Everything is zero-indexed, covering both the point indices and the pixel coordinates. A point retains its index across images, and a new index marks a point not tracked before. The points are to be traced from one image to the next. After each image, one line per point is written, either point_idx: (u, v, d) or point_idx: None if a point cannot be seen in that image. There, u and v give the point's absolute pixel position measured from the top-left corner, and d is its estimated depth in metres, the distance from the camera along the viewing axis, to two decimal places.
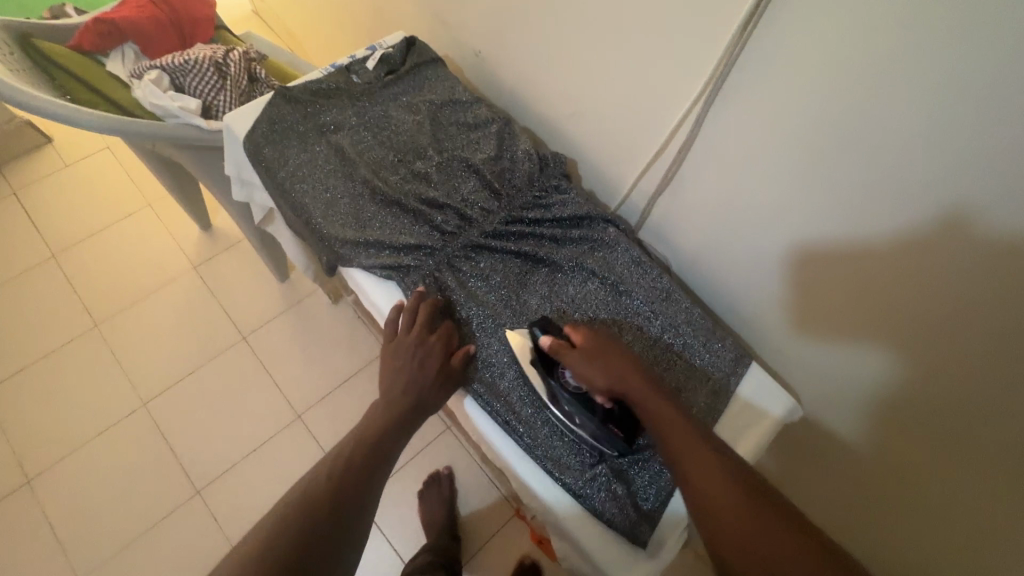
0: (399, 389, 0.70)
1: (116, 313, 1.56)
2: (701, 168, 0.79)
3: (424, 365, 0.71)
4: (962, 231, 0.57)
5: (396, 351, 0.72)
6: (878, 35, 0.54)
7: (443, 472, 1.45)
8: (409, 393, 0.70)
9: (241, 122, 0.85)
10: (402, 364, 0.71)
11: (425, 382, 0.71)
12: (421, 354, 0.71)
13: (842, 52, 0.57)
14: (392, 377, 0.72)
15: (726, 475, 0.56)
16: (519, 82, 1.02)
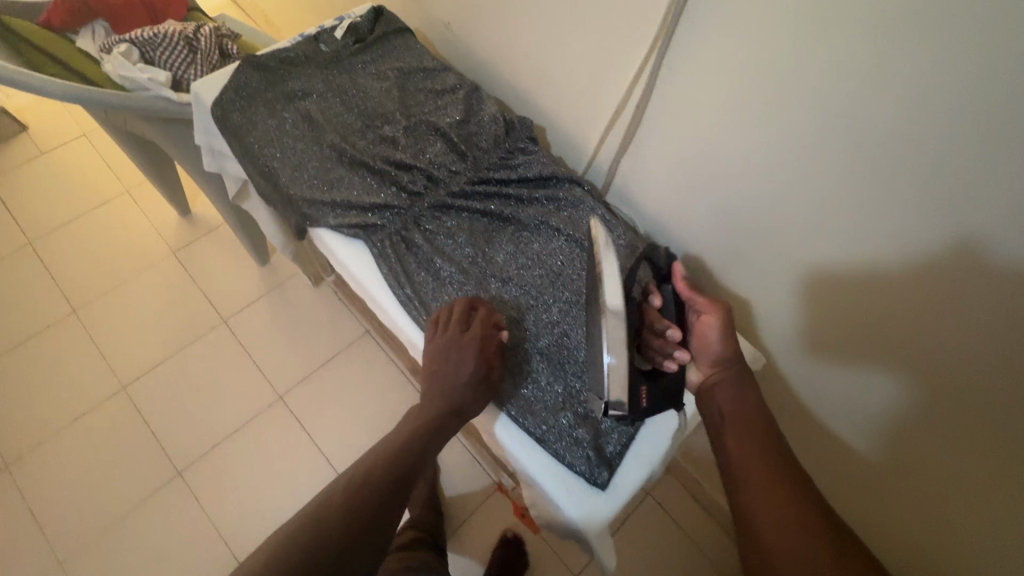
0: (436, 391, 0.70)
1: (95, 299, 1.56)
2: (661, 125, 0.82)
3: (459, 368, 0.69)
4: (900, 165, 0.59)
5: (433, 349, 0.71)
6: None
7: None
8: (444, 396, 0.70)
9: (209, 90, 0.86)
10: (439, 364, 0.70)
11: (460, 385, 0.69)
12: (457, 357, 0.69)
13: None
14: (431, 378, 0.71)
15: (771, 461, 0.60)
16: (488, 52, 1.03)
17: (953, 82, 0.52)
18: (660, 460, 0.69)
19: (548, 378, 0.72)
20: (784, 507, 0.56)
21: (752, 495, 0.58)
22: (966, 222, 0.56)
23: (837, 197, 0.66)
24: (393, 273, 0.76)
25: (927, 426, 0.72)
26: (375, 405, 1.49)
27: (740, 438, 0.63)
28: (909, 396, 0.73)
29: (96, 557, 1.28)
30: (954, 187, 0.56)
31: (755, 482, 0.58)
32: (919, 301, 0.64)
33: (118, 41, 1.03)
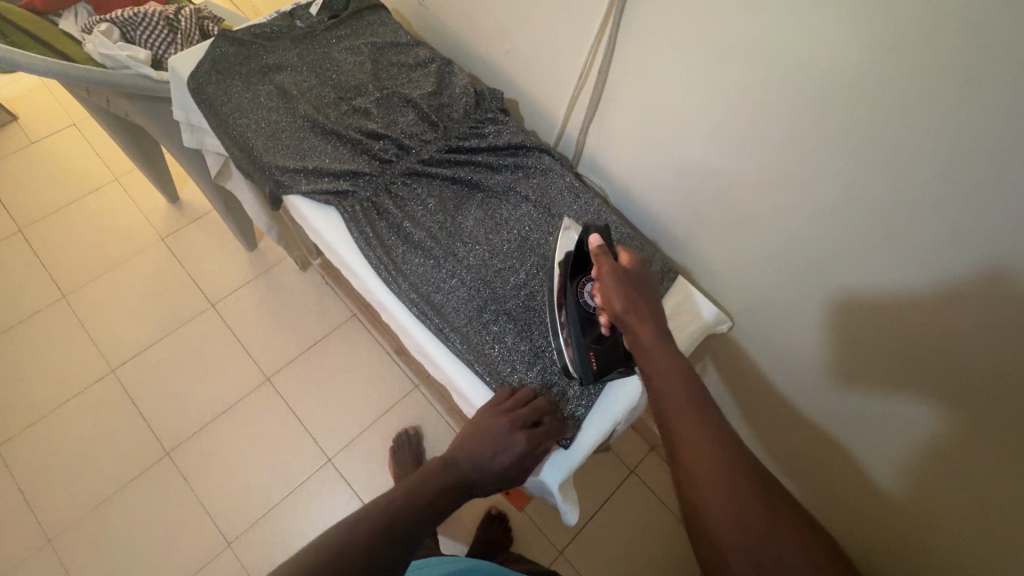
0: (467, 453, 0.63)
1: (85, 285, 1.58)
2: (626, 89, 0.84)
3: (502, 447, 0.64)
4: (844, 113, 0.61)
5: (486, 416, 0.66)
6: None
7: (411, 431, 1.43)
8: (472, 461, 0.62)
9: (186, 65, 0.88)
10: (487, 432, 0.65)
11: (494, 467, 0.63)
12: (506, 437, 0.64)
13: None
14: (470, 441, 0.64)
15: (722, 451, 0.51)
16: (462, 29, 1.05)
17: (889, 27, 0.53)
18: (621, 415, 0.71)
19: (514, 337, 0.74)
20: (740, 492, 0.48)
21: (707, 482, 0.48)
22: (904, 164, 0.58)
23: (787, 152, 0.68)
24: (363, 236, 0.77)
25: (881, 373, 0.75)
26: (361, 385, 1.52)
27: (683, 409, 0.53)
28: (864, 347, 0.75)
29: (87, 535, 1.30)
30: (889, 131, 0.58)
31: (710, 474, 0.49)
32: (879, 250, 0.66)
33: (99, 21, 1.05)
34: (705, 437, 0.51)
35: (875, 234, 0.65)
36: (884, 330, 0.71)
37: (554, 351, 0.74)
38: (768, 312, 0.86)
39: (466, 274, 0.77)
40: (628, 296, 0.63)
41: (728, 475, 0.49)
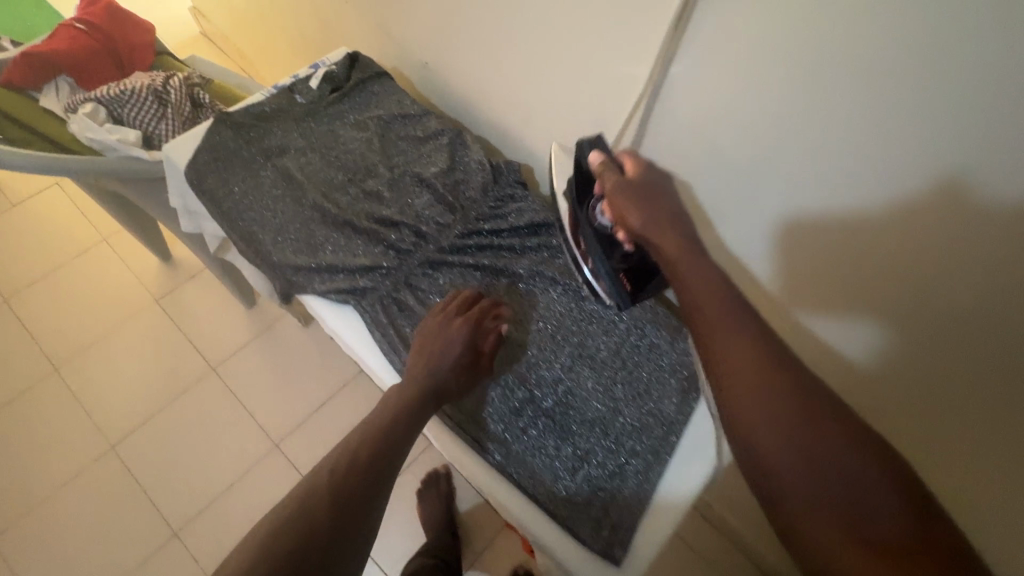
0: (424, 364, 0.68)
1: (77, 356, 1.50)
2: (652, 166, 0.78)
3: (449, 344, 0.69)
4: (893, 209, 0.57)
5: (425, 328, 0.71)
6: (812, 22, 0.52)
7: (439, 472, 1.39)
8: (432, 372, 0.67)
9: (181, 152, 0.83)
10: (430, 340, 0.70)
11: (452, 364, 0.69)
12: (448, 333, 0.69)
13: (776, 42, 0.56)
14: (418, 356, 0.69)
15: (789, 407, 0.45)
16: (469, 90, 1.00)
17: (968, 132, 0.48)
18: (676, 531, 0.66)
19: (555, 441, 0.70)
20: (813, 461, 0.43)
21: (740, 386, 0.47)
22: (989, 268, 0.53)
23: (833, 240, 0.64)
24: (386, 338, 0.72)
25: (952, 470, 0.69)
26: None
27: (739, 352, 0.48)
28: (927, 437, 0.70)
29: None
30: (947, 232, 0.54)
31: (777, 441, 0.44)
32: (954, 345, 0.60)
33: (83, 100, 0.99)
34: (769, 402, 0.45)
35: (951, 333, 0.59)
36: (958, 422, 0.65)
37: (599, 453, 0.69)
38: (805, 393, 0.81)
39: (498, 372, 0.72)
40: (650, 205, 0.61)
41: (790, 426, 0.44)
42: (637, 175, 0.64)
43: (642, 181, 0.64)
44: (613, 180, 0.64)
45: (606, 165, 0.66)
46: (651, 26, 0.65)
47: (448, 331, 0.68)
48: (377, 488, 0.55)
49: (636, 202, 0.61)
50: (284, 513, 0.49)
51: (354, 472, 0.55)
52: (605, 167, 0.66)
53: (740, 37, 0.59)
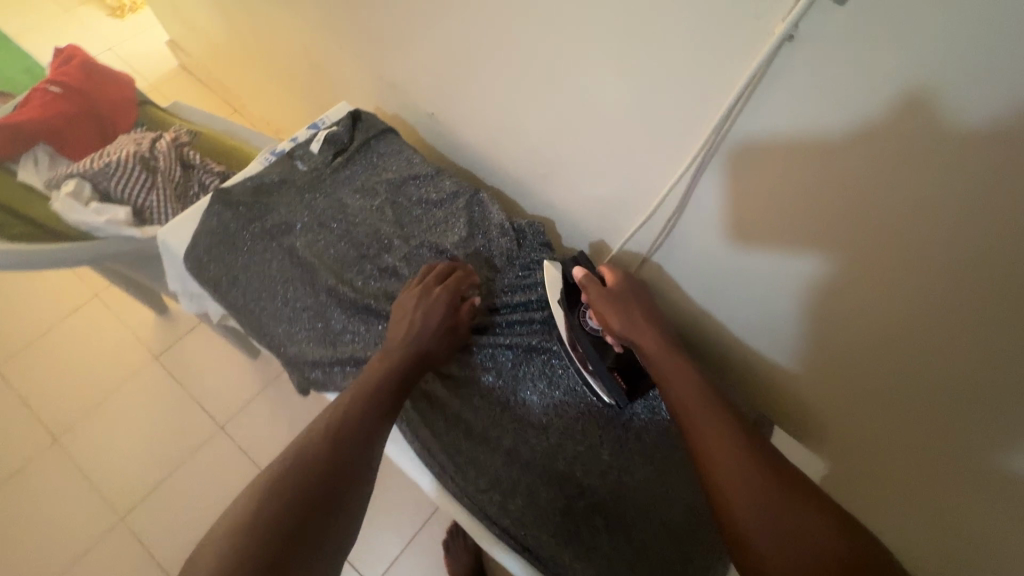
0: (407, 333, 0.66)
1: (77, 422, 1.43)
2: (690, 239, 0.72)
3: (431, 313, 0.68)
4: (956, 305, 0.52)
5: (406, 298, 0.69)
6: (907, 112, 0.45)
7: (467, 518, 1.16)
8: (415, 339, 0.66)
9: (180, 238, 0.77)
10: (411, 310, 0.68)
11: (434, 332, 0.68)
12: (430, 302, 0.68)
13: (859, 127, 0.48)
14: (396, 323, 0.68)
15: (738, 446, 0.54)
16: (481, 142, 0.94)
17: None
18: None
19: (611, 541, 0.63)
20: (769, 498, 0.49)
21: (705, 446, 0.55)
22: None
23: (885, 327, 0.59)
24: (417, 433, 0.68)
25: None
26: None
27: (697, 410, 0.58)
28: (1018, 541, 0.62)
29: None
30: (1017, 335, 0.49)
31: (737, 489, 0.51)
32: None
33: (66, 175, 0.93)
34: (728, 450, 0.53)
35: None
36: None
37: (660, 550, 0.63)
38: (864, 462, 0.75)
39: (541, 465, 0.66)
40: (630, 315, 0.66)
41: (745, 470, 0.52)
42: (618, 287, 0.69)
43: (623, 294, 0.68)
44: (596, 292, 0.68)
45: (590, 277, 0.70)
46: (688, 101, 0.59)
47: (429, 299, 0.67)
48: (365, 458, 0.54)
49: (618, 311, 0.67)
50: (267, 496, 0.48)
51: (339, 453, 0.53)
52: (589, 280, 0.70)
53: (793, 121, 0.52)
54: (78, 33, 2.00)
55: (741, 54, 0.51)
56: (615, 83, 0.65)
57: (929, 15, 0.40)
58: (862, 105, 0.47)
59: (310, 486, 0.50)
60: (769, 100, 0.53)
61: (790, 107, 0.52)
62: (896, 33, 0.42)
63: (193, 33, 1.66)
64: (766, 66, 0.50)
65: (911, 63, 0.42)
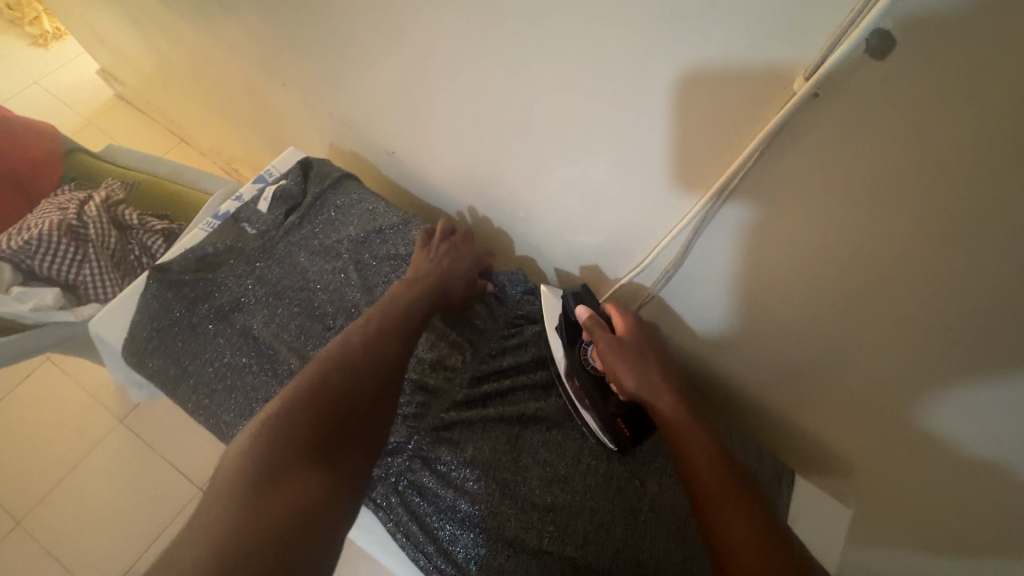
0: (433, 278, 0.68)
1: (41, 502, 1.31)
2: (693, 280, 0.68)
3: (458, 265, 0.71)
4: (973, 352, 0.49)
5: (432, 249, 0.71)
6: (967, 148, 0.38)
7: None
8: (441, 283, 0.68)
9: (117, 327, 0.67)
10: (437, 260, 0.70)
11: (460, 280, 0.71)
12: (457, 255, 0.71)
13: (908, 164, 0.41)
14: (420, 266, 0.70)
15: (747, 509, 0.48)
16: (452, 178, 0.87)
17: None
18: None
19: None
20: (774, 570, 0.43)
21: (711, 503, 0.49)
22: None
23: (905, 372, 0.56)
24: (408, 532, 0.63)
25: None
26: None
27: (702, 462, 0.53)
28: None
29: None
30: None
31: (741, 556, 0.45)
32: None
33: None
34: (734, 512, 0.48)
35: None
36: None
37: None
38: (889, 502, 0.70)
39: (546, 552, 0.60)
40: (639, 358, 0.61)
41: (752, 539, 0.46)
42: (628, 330, 0.63)
43: (633, 339, 0.62)
44: (603, 335, 0.63)
45: (596, 317, 0.64)
46: (689, 135, 0.53)
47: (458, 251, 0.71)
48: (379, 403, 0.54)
49: (625, 351, 0.61)
50: (271, 429, 0.48)
51: (349, 398, 0.52)
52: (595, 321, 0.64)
53: (815, 158, 0.46)
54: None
55: (760, 106, 0.46)
56: (607, 121, 0.59)
57: (952, 76, 0.36)
58: (881, 162, 0.43)
59: (314, 423, 0.49)
60: (801, 135, 0.45)
61: (807, 159, 0.47)
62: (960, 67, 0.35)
63: (122, 61, 1.51)
64: (783, 124, 0.45)
65: (949, 105, 0.37)
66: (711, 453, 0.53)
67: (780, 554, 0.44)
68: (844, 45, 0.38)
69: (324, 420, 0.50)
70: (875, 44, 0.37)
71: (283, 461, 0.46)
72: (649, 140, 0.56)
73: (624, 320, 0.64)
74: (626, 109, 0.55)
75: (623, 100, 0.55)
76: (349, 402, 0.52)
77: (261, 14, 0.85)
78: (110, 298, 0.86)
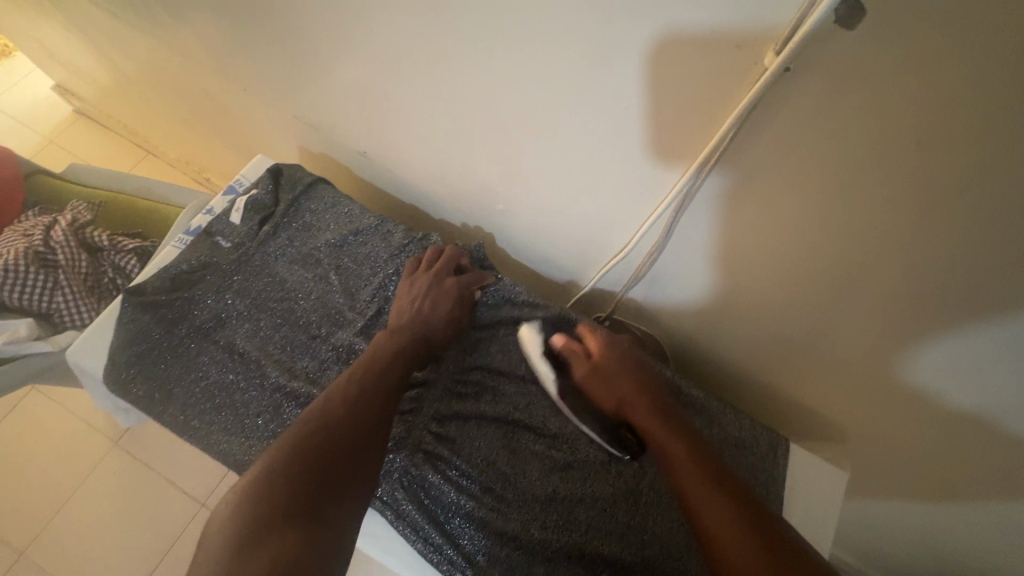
0: (408, 316, 0.65)
1: (40, 534, 1.29)
2: (675, 259, 0.68)
3: (437, 302, 0.68)
4: (950, 312, 0.50)
5: (411, 283, 0.68)
6: (931, 109, 0.38)
7: None
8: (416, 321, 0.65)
9: (96, 355, 0.66)
10: (414, 297, 0.67)
11: (439, 317, 0.67)
12: (437, 290, 0.67)
13: (878, 129, 0.41)
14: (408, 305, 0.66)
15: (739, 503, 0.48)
16: (426, 174, 0.85)
17: None
18: None
19: None
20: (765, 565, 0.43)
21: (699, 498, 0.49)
22: None
23: (886, 335, 0.57)
24: (416, 526, 0.61)
25: None
26: None
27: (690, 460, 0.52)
28: None
29: None
30: None
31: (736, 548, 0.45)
32: None
33: None
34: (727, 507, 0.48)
35: None
36: None
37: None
38: (879, 461, 0.71)
39: (554, 540, 0.60)
40: (617, 377, 0.61)
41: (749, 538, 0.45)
42: (602, 352, 0.63)
43: (610, 359, 0.62)
44: (580, 362, 0.63)
45: (571, 345, 0.65)
46: (663, 110, 0.52)
47: (444, 290, 0.67)
48: (359, 457, 0.52)
49: (603, 374, 0.61)
50: (233, 515, 0.46)
51: (307, 458, 0.49)
52: (571, 349, 0.65)
53: (787, 130, 0.46)
54: None
55: (733, 81, 0.45)
56: (578, 104, 0.57)
57: (917, 36, 0.35)
58: (854, 133, 0.42)
59: (287, 485, 0.47)
60: (778, 106, 0.44)
61: (783, 134, 0.46)
62: (925, 27, 0.34)
63: (75, 75, 1.45)
64: (758, 99, 0.44)
65: (912, 68, 0.36)
66: (687, 456, 0.53)
67: (771, 549, 0.45)
68: (814, 16, 0.37)
69: (277, 494, 0.47)
70: (844, 11, 0.36)
71: (237, 558, 0.43)
72: (625, 120, 0.56)
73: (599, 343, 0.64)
74: (599, 95, 0.55)
75: (594, 85, 0.54)
76: (295, 474, 0.48)
77: (214, 21, 0.82)
78: (88, 323, 0.83)
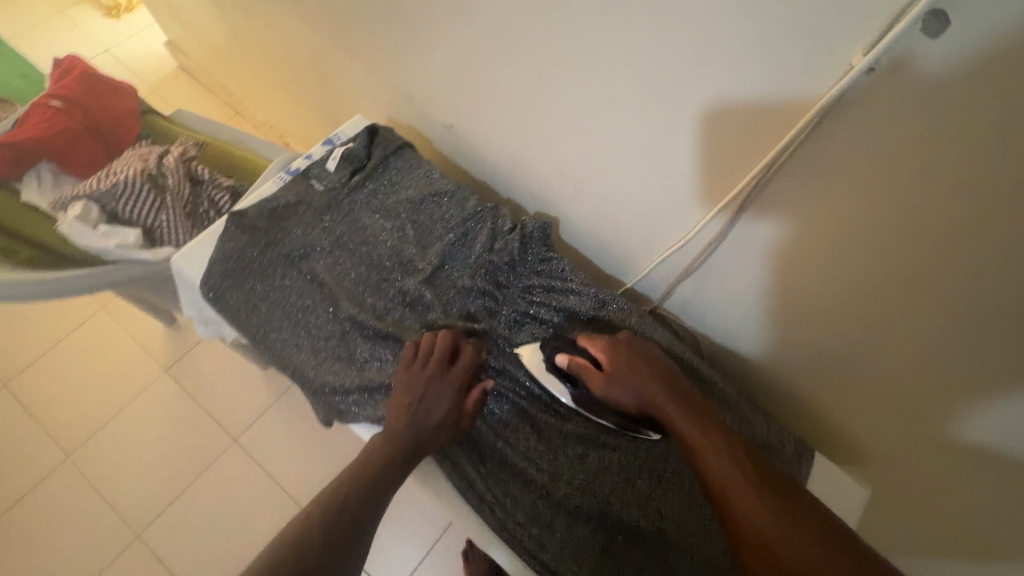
0: (402, 417, 0.62)
1: (89, 439, 1.40)
2: (727, 258, 0.72)
3: (433, 405, 0.64)
4: (992, 329, 0.52)
5: (408, 379, 0.64)
6: (996, 124, 0.42)
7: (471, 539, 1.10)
8: (410, 422, 0.62)
9: (196, 265, 0.74)
10: (410, 397, 0.63)
11: (434, 421, 0.63)
12: (432, 391, 0.64)
13: (940, 142, 0.45)
14: (402, 404, 0.63)
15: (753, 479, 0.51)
16: (503, 153, 0.91)
17: None
18: None
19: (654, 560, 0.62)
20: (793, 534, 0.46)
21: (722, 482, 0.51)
22: None
23: (922, 352, 0.60)
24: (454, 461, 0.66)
25: None
26: None
27: (706, 447, 0.54)
28: None
29: None
30: None
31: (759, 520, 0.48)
32: None
33: (75, 197, 0.91)
34: (743, 486, 0.50)
35: None
36: None
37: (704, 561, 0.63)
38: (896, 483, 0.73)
39: (577, 493, 0.64)
40: (628, 381, 0.62)
41: (772, 513, 0.48)
42: (608, 359, 0.64)
43: (616, 363, 0.63)
44: (592, 374, 0.64)
45: (577, 359, 0.65)
46: (743, 108, 0.56)
47: (439, 391, 0.64)
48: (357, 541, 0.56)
49: (614, 382, 0.62)
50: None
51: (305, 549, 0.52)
52: (578, 363, 0.65)
53: (859, 135, 0.50)
54: (73, 33, 1.94)
55: (812, 85, 0.50)
56: (664, 98, 0.62)
57: (991, 53, 0.39)
58: (919, 143, 0.46)
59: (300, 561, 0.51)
60: (855, 110, 0.48)
61: (857, 139, 0.50)
62: (1000, 45, 0.38)
63: (190, 33, 1.60)
64: (837, 99, 0.49)
65: (983, 82, 0.41)
66: (699, 437, 0.55)
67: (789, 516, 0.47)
68: (903, 23, 0.41)
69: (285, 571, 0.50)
70: (930, 23, 0.41)
71: None
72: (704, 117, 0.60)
73: (602, 348, 0.65)
74: (684, 87, 0.59)
75: (679, 79, 0.59)
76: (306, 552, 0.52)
77: None
78: (182, 244, 0.93)
